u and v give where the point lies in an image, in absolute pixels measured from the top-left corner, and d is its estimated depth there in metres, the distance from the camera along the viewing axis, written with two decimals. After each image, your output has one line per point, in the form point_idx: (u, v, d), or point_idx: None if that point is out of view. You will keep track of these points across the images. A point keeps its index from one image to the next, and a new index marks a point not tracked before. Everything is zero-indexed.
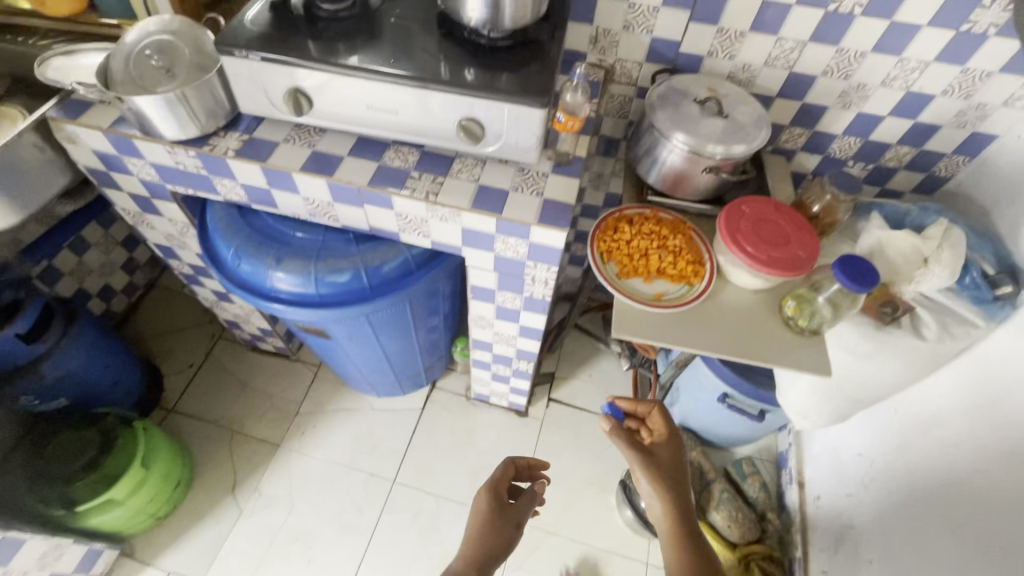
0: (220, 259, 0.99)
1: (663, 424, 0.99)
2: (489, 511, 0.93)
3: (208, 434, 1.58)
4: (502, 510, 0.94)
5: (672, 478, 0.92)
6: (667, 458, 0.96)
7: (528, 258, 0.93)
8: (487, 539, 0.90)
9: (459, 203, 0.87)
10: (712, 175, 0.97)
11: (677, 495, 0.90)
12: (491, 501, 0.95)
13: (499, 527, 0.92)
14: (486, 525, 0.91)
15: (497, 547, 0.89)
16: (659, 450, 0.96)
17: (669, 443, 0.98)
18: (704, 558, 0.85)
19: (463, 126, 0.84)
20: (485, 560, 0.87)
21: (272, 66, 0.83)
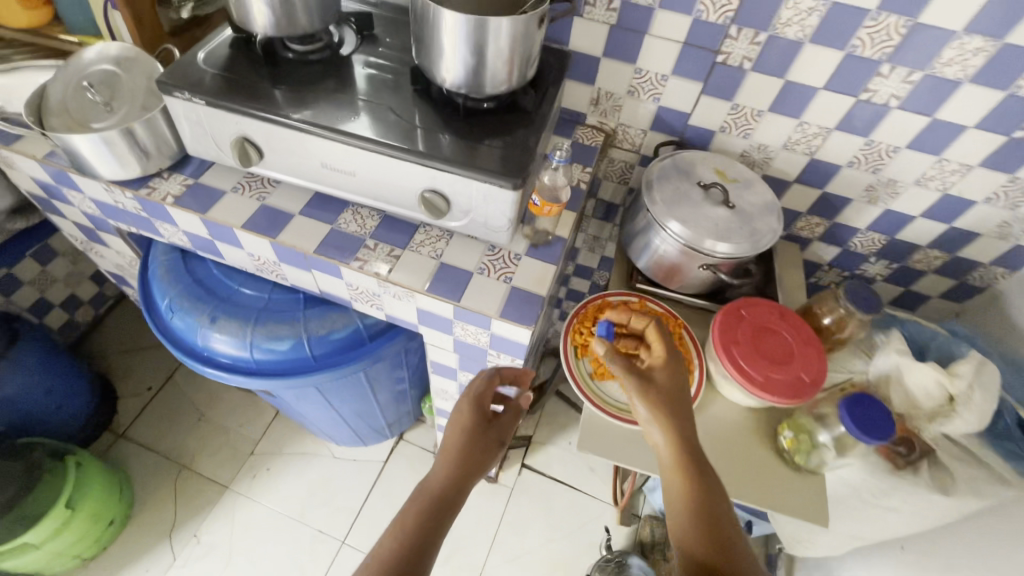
0: (155, 308, 0.90)
1: (667, 346, 0.75)
2: (468, 429, 0.73)
3: (155, 466, 1.49)
4: (485, 433, 0.74)
5: (680, 407, 0.70)
6: (672, 376, 0.73)
7: (490, 347, 0.82)
8: (467, 461, 0.70)
9: (413, 283, 0.76)
10: (709, 271, 0.86)
11: (684, 419, 0.69)
12: (469, 418, 0.73)
13: (481, 445, 0.72)
14: (466, 446, 0.71)
15: (473, 473, 0.70)
16: (660, 371, 0.73)
17: (676, 354, 0.75)
18: (719, 494, 0.64)
19: (426, 198, 0.74)
20: (462, 486, 0.68)
21: (219, 113, 0.74)
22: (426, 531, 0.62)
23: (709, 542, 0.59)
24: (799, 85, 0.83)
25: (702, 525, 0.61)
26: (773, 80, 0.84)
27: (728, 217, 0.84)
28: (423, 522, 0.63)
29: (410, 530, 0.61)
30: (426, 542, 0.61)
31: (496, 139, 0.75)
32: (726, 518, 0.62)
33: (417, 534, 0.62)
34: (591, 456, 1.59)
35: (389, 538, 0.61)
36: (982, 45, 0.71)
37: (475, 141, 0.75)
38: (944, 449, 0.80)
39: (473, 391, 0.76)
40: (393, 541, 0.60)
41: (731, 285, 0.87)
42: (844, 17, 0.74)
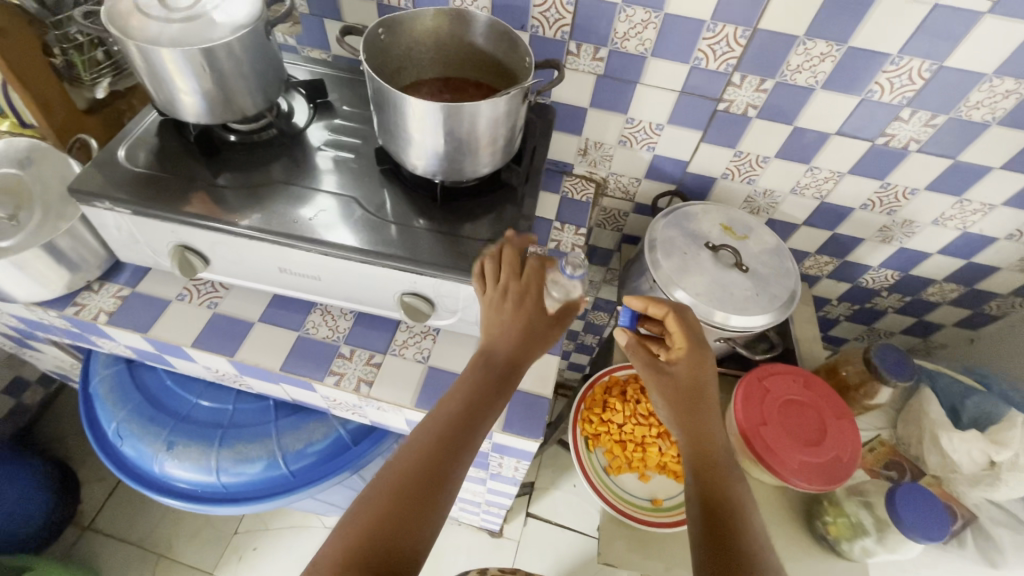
0: (101, 433, 0.78)
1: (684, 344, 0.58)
2: (512, 307, 0.57)
3: (128, 559, 1.36)
4: (539, 316, 0.58)
5: (702, 408, 0.56)
6: (693, 373, 0.57)
7: (493, 450, 0.73)
8: (520, 339, 0.56)
9: (399, 398, 0.66)
10: (724, 342, 0.78)
11: (704, 419, 0.56)
12: (511, 301, 0.57)
13: (534, 328, 0.57)
14: (517, 326, 0.56)
15: (533, 347, 0.57)
16: (680, 364, 0.58)
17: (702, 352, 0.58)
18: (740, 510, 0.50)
19: (406, 303, 0.64)
20: (518, 357, 0.56)
21: (150, 222, 0.63)
22: (476, 403, 0.53)
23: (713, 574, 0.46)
24: (810, 132, 0.75)
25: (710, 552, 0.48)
26: (781, 126, 0.76)
27: (742, 283, 0.76)
28: (471, 397, 0.53)
29: (456, 405, 0.52)
30: (478, 421, 0.52)
31: (481, 227, 0.66)
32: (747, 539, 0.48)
33: (468, 408, 0.52)
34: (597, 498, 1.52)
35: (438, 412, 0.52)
36: (1014, 87, 0.64)
37: (457, 232, 0.65)
38: (991, 516, 0.74)
39: (514, 261, 0.58)
40: (442, 413, 0.52)
41: (749, 354, 0.79)
42: (862, 62, 0.66)
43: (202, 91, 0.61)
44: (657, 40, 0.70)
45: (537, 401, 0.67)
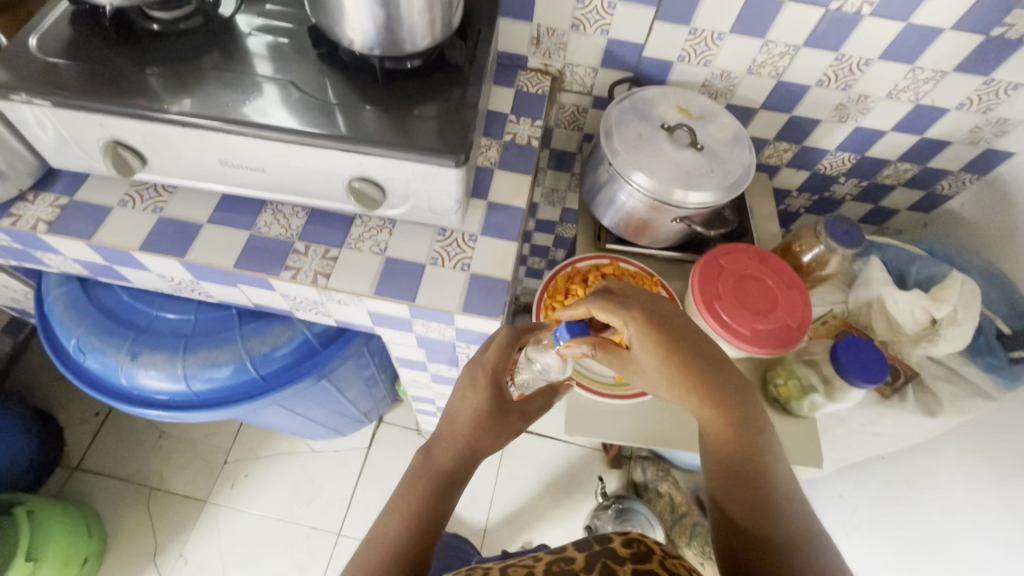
0: (64, 351, 0.77)
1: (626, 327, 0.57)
2: (479, 396, 0.65)
3: (122, 494, 1.40)
4: (501, 408, 0.66)
5: (676, 367, 0.55)
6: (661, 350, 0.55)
7: (457, 340, 0.74)
8: (476, 436, 0.64)
9: (358, 288, 0.66)
10: (681, 224, 0.79)
11: (693, 377, 0.55)
12: (479, 391, 0.65)
13: (491, 423, 0.65)
14: (476, 424, 0.64)
15: (487, 440, 0.65)
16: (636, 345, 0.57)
17: (651, 322, 0.56)
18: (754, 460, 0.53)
19: (355, 189, 0.63)
20: (468, 457, 0.64)
21: (74, 115, 0.59)
22: (427, 510, 0.59)
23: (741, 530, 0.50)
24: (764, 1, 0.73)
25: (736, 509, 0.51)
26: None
27: (697, 162, 0.76)
28: (422, 501, 0.60)
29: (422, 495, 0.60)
30: (429, 525, 0.58)
31: (428, 107, 0.64)
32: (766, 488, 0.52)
33: (419, 515, 0.58)
34: None
35: (393, 522, 0.58)
36: None
37: (403, 113, 0.63)
38: (929, 372, 0.80)
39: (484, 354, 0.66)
40: (397, 525, 0.58)
41: (706, 234, 0.81)
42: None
43: None
44: None
45: (496, 284, 0.68)
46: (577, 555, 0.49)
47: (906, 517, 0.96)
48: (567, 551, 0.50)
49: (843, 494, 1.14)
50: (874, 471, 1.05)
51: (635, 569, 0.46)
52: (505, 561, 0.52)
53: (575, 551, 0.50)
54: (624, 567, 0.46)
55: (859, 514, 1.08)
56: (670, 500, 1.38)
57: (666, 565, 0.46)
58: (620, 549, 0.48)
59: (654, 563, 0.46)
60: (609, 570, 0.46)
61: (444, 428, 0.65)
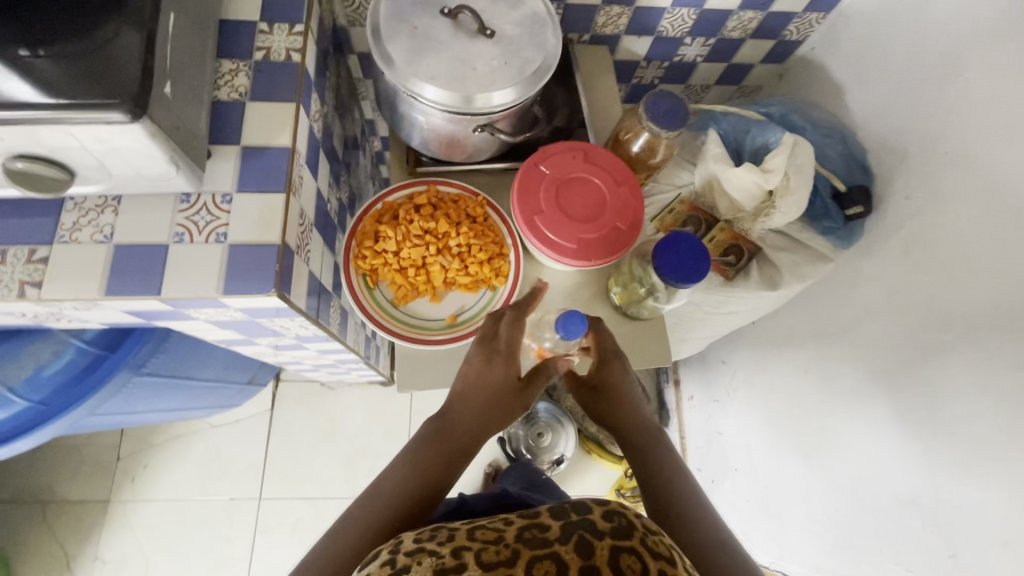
0: None
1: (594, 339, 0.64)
2: (493, 373, 0.62)
3: (13, 514, 1.31)
4: (510, 385, 0.62)
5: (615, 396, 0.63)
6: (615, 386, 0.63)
7: (254, 317, 0.64)
8: (485, 410, 0.61)
9: (82, 291, 0.53)
10: (488, 133, 0.68)
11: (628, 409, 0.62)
12: (496, 362, 0.62)
13: (502, 400, 0.62)
14: (485, 395, 0.61)
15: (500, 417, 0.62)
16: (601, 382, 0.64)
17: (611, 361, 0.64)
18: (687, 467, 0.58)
19: (19, 173, 0.48)
20: (477, 429, 0.61)
21: None
22: (429, 478, 0.56)
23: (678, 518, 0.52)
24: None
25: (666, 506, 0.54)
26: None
27: (488, 53, 0.63)
28: (428, 469, 0.57)
29: (419, 469, 0.57)
30: (429, 494, 0.55)
31: (105, 26, 0.47)
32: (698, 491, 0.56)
33: (418, 485, 0.56)
34: None
35: (385, 495, 0.55)
36: None
37: (91, 33, 0.46)
38: (771, 244, 0.79)
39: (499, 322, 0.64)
40: (385, 498, 0.54)
41: (522, 137, 0.70)
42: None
43: None
44: None
45: (263, 251, 0.57)
46: (553, 521, 0.43)
47: (771, 373, 1.01)
48: (540, 517, 0.44)
49: (725, 360, 1.18)
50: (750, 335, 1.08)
51: (614, 546, 0.40)
52: (474, 521, 0.46)
53: (549, 519, 0.43)
54: (603, 543, 0.40)
55: (737, 375, 1.13)
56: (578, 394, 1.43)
57: (648, 544, 0.41)
58: (600, 521, 0.42)
59: (635, 540, 0.41)
60: (586, 544, 0.40)
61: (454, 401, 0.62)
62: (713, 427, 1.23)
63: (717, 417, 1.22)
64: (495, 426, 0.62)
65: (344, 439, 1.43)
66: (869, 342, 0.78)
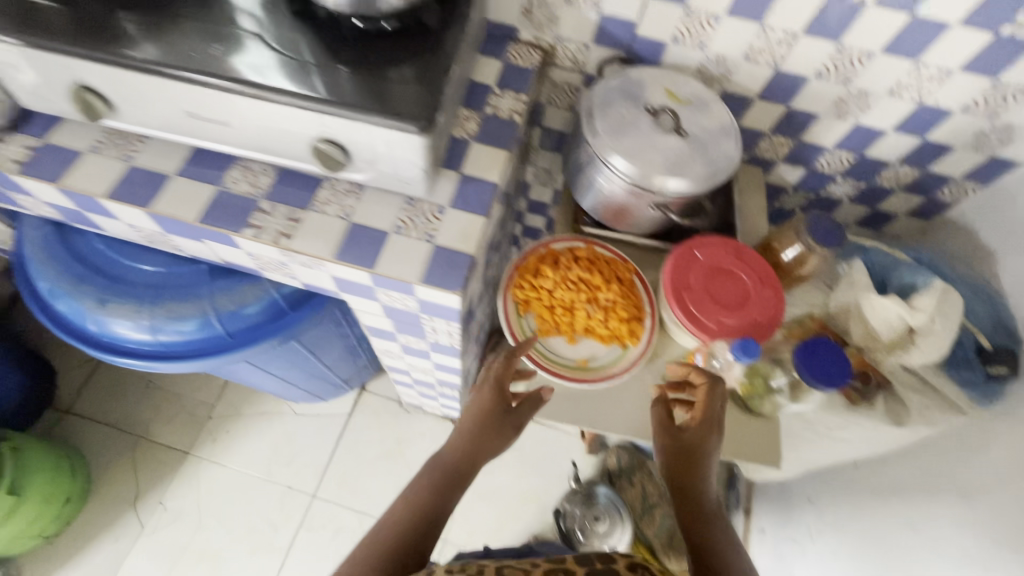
0: (38, 295, 0.78)
1: (705, 398, 0.68)
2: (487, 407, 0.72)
3: (109, 440, 1.44)
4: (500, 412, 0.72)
5: (682, 454, 0.65)
6: (682, 450, 0.65)
7: (421, 312, 0.74)
8: (480, 438, 0.70)
9: (319, 251, 0.66)
10: (658, 211, 0.78)
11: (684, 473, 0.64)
12: (487, 391, 0.73)
13: (492, 425, 0.71)
14: (478, 426, 0.71)
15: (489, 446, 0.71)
16: (689, 434, 0.66)
17: (700, 423, 0.67)
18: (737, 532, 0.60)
19: (319, 150, 0.62)
20: (471, 457, 0.70)
21: (45, 56, 0.59)
22: (430, 503, 0.64)
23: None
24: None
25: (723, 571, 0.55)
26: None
27: (679, 148, 0.74)
28: (429, 496, 0.65)
29: (424, 496, 0.65)
30: (428, 518, 0.63)
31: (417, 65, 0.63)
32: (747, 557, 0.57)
33: (419, 511, 0.63)
34: None
35: (394, 515, 0.63)
36: None
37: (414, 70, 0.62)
38: (901, 380, 0.80)
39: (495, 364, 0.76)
40: (401, 516, 0.63)
41: (685, 223, 0.79)
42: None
43: None
44: None
45: (459, 257, 0.67)
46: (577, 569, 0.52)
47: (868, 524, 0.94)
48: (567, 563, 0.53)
49: (813, 498, 1.12)
50: (849, 479, 1.03)
51: None
52: (501, 562, 0.55)
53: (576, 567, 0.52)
54: None
55: (825, 517, 1.06)
56: (642, 489, 1.39)
57: None
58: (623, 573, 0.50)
59: None
60: None
61: (452, 435, 0.72)
62: (784, 569, 1.14)
63: (790, 559, 1.13)
64: (490, 455, 0.72)
65: (405, 464, 1.46)
66: (993, 511, 0.73)
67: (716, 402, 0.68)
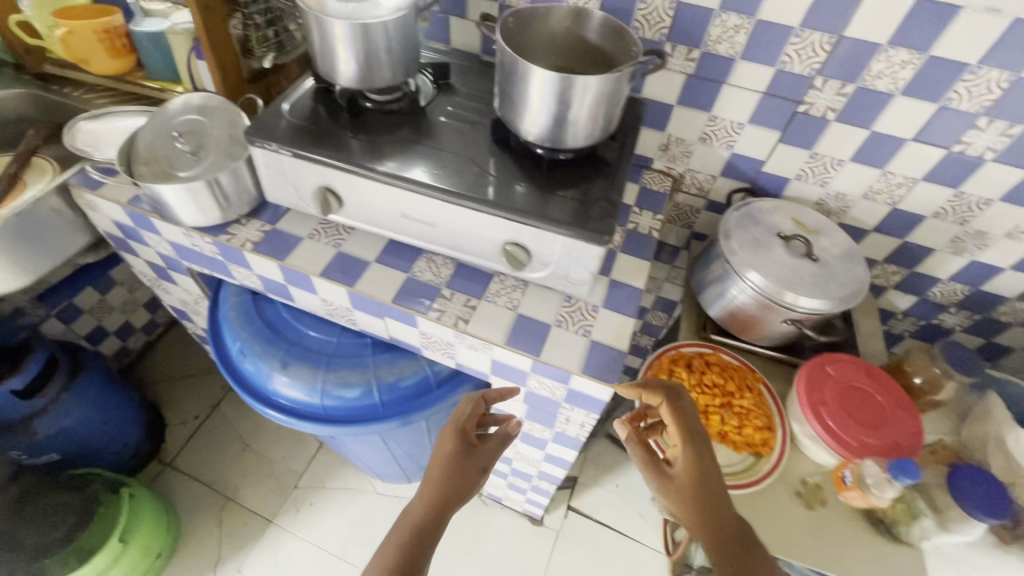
0: (225, 353, 0.90)
1: (677, 421, 0.66)
2: (452, 453, 0.69)
3: (200, 497, 1.49)
4: (465, 456, 0.70)
5: (692, 494, 0.63)
6: (683, 491, 0.64)
7: (565, 400, 0.80)
8: (449, 488, 0.67)
9: (491, 335, 0.75)
10: (789, 326, 0.83)
11: (700, 515, 0.62)
12: (450, 436, 0.71)
13: (459, 471, 0.69)
14: (444, 471, 0.68)
15: (460, 493, 0.68)
16: (682, 468, 0.65)
17: (690, 450, 0.65)
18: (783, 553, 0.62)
19: (507, 251, 0.73)
20: (441, 507, 0.66)
21: (306, 165, 0.75)
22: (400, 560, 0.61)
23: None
24: (862, 41, 0.73)
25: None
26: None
27: (812, 271, 0.81)
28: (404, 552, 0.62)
29: (395, 550, 0.62)
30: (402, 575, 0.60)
31: (595, 189, 0.75)
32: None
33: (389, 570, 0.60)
34: (639, 501, 1.52)
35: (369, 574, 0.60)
36: None
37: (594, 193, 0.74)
38: None
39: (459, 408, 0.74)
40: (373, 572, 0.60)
41: (815, 339, 0.84)
42: (933, 18, 0.68)
43: (358, 61, 0.74)
44: (747, 44, 0.78)
45: (613, 352, 0.74)
46: None
47: None
48: None
49: None
50: None
51: None
52: None
53: None
54: None
55: None
56: None
57: None
58: None
59: None
60: None
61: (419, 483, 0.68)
62: None
63: None
64: (461, 500, 0.69)
65: (479, 560, 1.42)
66: None
67: (688, 420, 0.66)
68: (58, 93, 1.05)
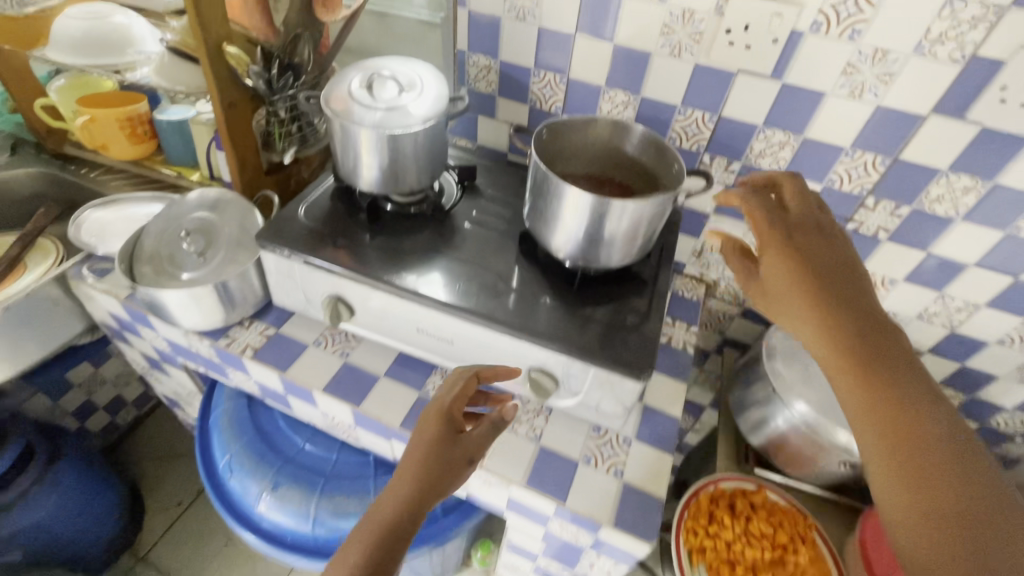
0: (210, 466, 0.81)
1: (764, 234, 0.53)
2: (434, 440, 0.54)
3: None
4: (448, 442, 0.55)
5: (805, 282, 0.49)
6: (785, 273, 0.50)
7: (591, 548, 0.69)
8: (425, 479, 0.53)
9: (510, 473, 0.66)
10: (846, 467, 0.73)
11: (830, 312, 0.47)
12: (431, 419, 0.56)
13: (439, 461, 0.54)
14: (423, 461, 0.53)
15: (441, 486, 0.53)
16: (775, 266, 0.51)
17: (792, 236, 0.52)
18: (923, 403, 0.44)
19: (532, 378, 0.65)
20: (418, 509, 0.52)
21: (317, 272, 0.69)
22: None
23: (890, 475, 0.42)
24: (918, 165, 0.68)
25: (908, 488, 0.41)
26: (906, 117, 0.65)
27: None
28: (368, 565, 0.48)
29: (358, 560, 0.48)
30: None
31: (630, 311, 0.68)
32: (940, 456, 0.42)
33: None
34: None
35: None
36: None
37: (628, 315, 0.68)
38: None
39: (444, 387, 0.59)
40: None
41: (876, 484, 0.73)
42: (999, 148, 0.63)
43: (382, 167, 0.70)
44: (792, 160, 0.74)
45: (649, 499, 0.64)
46: None
47: None
48: None
49: None
50: None
51: None
52: None
53: None
54: None
55: None
56: None
57: None
58: None
59: None
60: None
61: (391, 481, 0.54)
62: None
63: None
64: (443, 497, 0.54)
65: None
66: None
67: (793, 230, 0.53)
68: (72, 173, 1.03)
